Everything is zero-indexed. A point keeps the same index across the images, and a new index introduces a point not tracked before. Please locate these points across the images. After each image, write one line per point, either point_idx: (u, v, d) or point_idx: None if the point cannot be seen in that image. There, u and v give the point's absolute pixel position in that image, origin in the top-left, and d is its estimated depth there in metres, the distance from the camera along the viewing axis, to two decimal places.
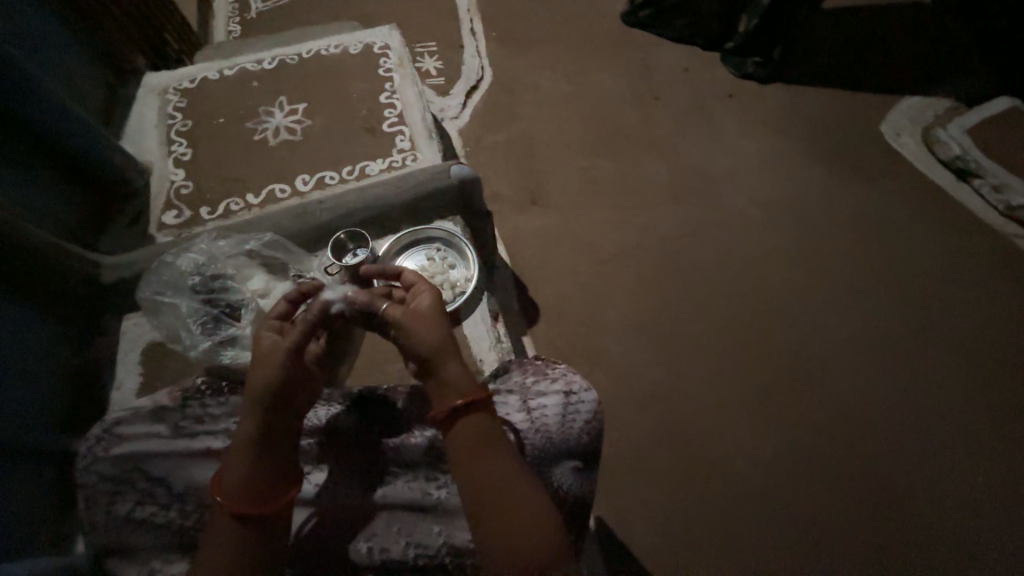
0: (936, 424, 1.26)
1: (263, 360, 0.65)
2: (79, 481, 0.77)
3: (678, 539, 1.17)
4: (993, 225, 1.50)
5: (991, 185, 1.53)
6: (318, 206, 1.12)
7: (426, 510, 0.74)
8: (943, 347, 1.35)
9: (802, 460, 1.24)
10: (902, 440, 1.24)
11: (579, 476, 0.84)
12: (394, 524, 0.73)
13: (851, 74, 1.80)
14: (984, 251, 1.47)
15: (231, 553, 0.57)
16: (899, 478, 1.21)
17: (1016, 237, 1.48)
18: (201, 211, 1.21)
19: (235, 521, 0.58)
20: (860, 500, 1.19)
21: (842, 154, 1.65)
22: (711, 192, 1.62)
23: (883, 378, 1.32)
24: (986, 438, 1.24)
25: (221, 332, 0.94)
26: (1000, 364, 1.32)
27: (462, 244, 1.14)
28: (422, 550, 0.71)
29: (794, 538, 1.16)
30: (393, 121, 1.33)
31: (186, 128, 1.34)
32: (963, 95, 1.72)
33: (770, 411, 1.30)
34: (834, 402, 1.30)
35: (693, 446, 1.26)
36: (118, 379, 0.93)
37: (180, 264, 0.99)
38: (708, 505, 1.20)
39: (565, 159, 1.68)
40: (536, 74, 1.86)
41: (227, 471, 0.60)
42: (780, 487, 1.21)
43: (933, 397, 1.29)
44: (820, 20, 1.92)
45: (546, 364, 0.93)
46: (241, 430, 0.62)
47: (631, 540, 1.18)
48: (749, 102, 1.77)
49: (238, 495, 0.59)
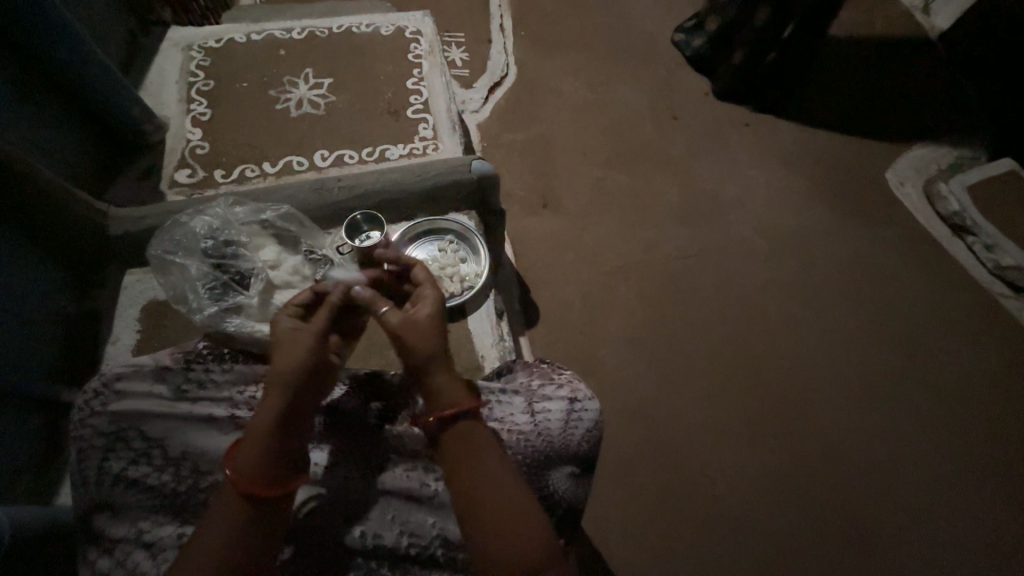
0: (906, 465, 1.32)
1: (287, 347, 0.66)
2: (76, 433, 0.78)
3: (651, 549, 1.21)
4: (979, 281, 1.57)
5: (983, 244, 1.59)
6: (335, 183, 1.15)
7: (422, 500, 0.75)
8: (922, 393, 1.40)
9: (776, 486, 1.28)
10: (872, 477, 1.30)
11: (575, 483, 0.86)
12: (389, 511, 0.74)
13: (865, 118, 1.85)
14: (970, 305, 1.53)
15: (231, 533, 0.58)
16: (866, 512, 1.26)
17: (999, 295, 1.55)
18: (215, 173, 1.22)
19: (243, 500, 0.59)
20: (828, 531, 1.24)
21: (847, 195, 1.70)
22: (717, 216, 1.65)
23: (862, 416, 1.37)
24: (952, 482, 1.30)
25: (228, 299, 0.96)
26: (972, 414, 1.38)
27: (475, 239, 1.17)
28: (414, 540, 0.72)
29: (762, 560, 1.20)
30: (418, 108, 1.34)
31: (207, 87, 1.35)
32: (967, 152, 1.79)
33: (751, 435, 1.34)
34: (812, 433, 1.35)
35: (674, 462, 1.30)
36: (116, 333, 1.00)
37: (195, 226, 1.02)
38: (683, 520, 1.24)
39: (580, 166, 1.70)
40: (560, 79, 1.87)
41: (241, 449, 0.61)
42: (754, 510, 1.25)
43: (907, 439, 1.35)
44: (842, 62, 1.96)
45: (552, 369, 0.95)
46: (259, 414, 0.62)
47: (606, 545, 1.21)
48: (765, 133, 1.81)
49: (251, 475, 0.59)
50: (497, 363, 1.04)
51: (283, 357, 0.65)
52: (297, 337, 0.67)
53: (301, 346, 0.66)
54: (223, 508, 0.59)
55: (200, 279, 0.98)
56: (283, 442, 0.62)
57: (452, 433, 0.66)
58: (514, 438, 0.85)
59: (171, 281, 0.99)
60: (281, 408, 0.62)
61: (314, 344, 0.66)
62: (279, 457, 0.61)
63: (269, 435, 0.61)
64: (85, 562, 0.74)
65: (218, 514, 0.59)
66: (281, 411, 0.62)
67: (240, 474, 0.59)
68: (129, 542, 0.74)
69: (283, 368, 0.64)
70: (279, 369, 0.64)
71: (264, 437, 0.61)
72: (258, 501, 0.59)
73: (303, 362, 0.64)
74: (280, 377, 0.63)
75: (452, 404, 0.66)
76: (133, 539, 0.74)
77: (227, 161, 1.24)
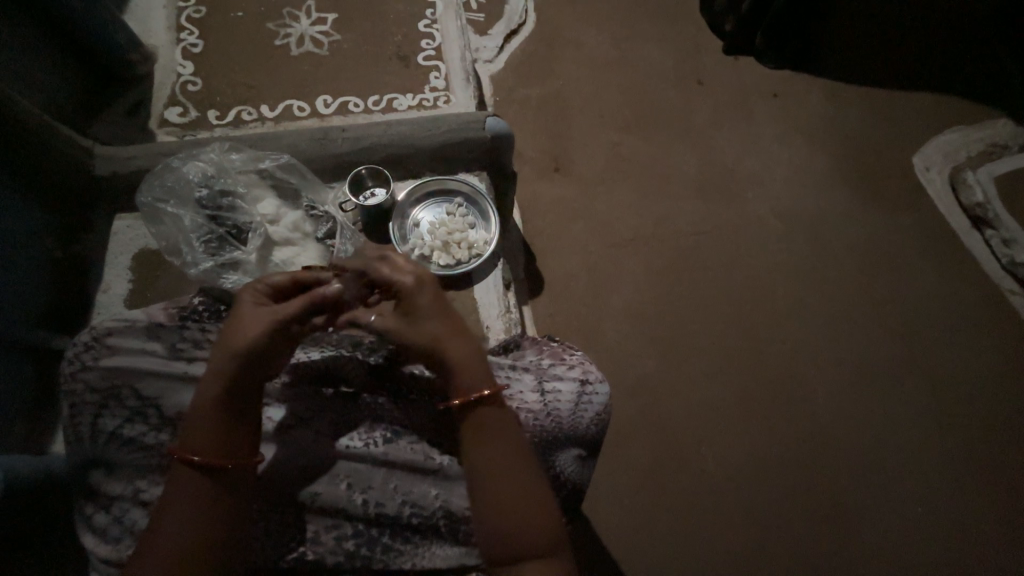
0: (899, 455, 1.31)
1: (246, 320, 0.63)
2: (67, 387, 0.73)
3: (641, 523, 1.21)
4: (992, 277, 1.49)
5: (1001, 238, 1.50)
6: (339, 133, 1.02)
7: (426, 473, 0.70)
8: (923, 390, 1.37)
9: (770, 470, 1.27)
10: (865, 466, 1.29)
11: (580, 465, 0.81)
12: (392, 481, 0.70)
13: (915, 93, 1.68)
14: (984, 302, 1.46)
15: (198, 505, 0.58)
16: (854, 498, 1.26)
17: (1010, 292, 1.48)
18: (207, 114, 1.10)
19: (204, 475, 0.59)
20: (815, 513, 1.25)
21: (880, 178, 1.58)
22: (740, 194, 1.54)
23: (863, 408, 1.34)
24: (941, 475, 1.29)
25: (225, 254, 0.89)
26: (972, 413, 1.35)
27: (486, 204, 1.06)
28: (418, 510, 0.69)
29: (745, 537, 1.22)
30: (429, 54, 1.19)
31: (197, 14, 1.20)
32: (1014, 136, 1.63)
33: (751, 421, 1.31)
34: (813, 421, 1.32)
35: (672, 441, 1.28)
36: (106, 281, 0.93)
37: (187, 172, 0.93)
38: (674, 497, 1.24)
39: (598, 129, 1.57)
40: (583, 29, 1.68)
41: (199, 428, 0.60)
42: (744, 491, 1.25)
43: (904, 433, 1.32)
44: (902, 24, 1.74)
45: (563, 349, 0.89)
46: (205, 393, 0.61)
47: (596, 516, 1.21)
48: (804, 103, 1.65)
49: (209, 446, 0.59)
50: (503, 336, 0.97)
51: (241, 331, 0.62)
52: (260, 312, 0.63)
53: (259, 320, 0.63)
54: (186, 487, 0.58)
55: (194, 231, 0.90)
56: (235, 414, 0.61)
57: (471, 418, 0.65)
58: (521, 417, 0.79)
59: (163, 231, 0.92)
60: (234, 384, 0.61)
61: (272, 322, 0.62)
62: (232, 427, 0.60)
63: (217, 412, 0.60)
64: (82, 517, 0.71)
65: (179, 494, 0.58)
66: (239, 370, 0.61)
67: (193, 447, 0.59)
68: (126, 500, 0.70)
69: (235, 344, 0.61)
70: (235, 344, 0.61)
71: (213, 410, 0.60)
72: (215, 474, 0.59)
73: (260, 338, 0.62)
74: (240, 351, 0.61)
75: (474, 386, 0.65)
76: (130, 497, 0.70)
77: (221, 101, 1.11)
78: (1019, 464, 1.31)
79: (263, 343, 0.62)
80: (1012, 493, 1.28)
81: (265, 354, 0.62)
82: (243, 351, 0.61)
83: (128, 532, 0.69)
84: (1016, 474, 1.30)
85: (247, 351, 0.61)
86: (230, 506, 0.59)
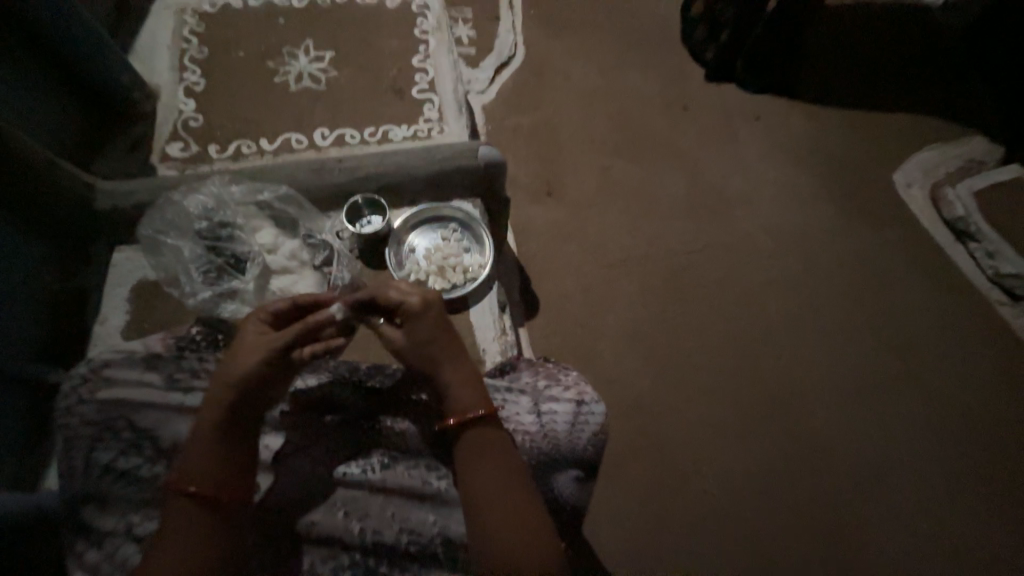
0: (895, 467, 1.31)
1: (246, 348, 0.65)
2: (64, 421, 0.74)
3: (642, 543, 1.20)
4: (978, 288, 1.53)
5: (985, 250, 1.55)
6: (336, 164, 1.06)
7: (423, 498, 0.71)
8: (915, 401, 1.38)
9: (768, 485, 1.27)
10: (862, 478, 1.29)
11: (580, 487, 0.81)
12: (389, 508, 0.70)
13: (886, 114, 1.76)
14: (967, 312, 1.50)
15: (191, 538, 0.58)
16: (853, 512, 1.26)
17: (996, 302, 1.52)
18: (209, 148, 1.15)
19: (198, 505, 0.59)
20: (815, 528, 1.24)
21: (859, 195, 1.64)
22: (726, 213, 1.59)
23: (857, 420, 1.35)
24: (938, 485, 1.30)
25: (223, 284, 0.92)
26: (964, 423, 1.37)
27: (479, 228, 1.10)
28: (415, 538, 0.69)
29: (747, 555, 1.20)
30: (423, 88, 1.26)
31: (201, 55, 1.26)
32: (983, 153, 1.71)
33: (746, 436, 1.32)
34: (808, 434, 1.33)
35: (669, 459, 1.28)
36: (104, 313, 0.94)
37: (188, 206, 0.96)
38: (674, 516, 1.23)
39: (586, 154, 1.63)
40: (569, 61, 1.77)
41: (194, 459, 0.60)
42: (743, 508, 1.25)
43: (898, 444, 1.33)
44: (869, 50, 1.85)
45: (558, 370, 0.90)
46: (201, 423, 0.62)
47: (596, 538, 1.20)
48: (782, 125, 1.73)
49: (204, 477, 0.60)
50: (498, 357, 0.99)
51: (240, 359, 0.64)
52: (261, 341, 0.66)
53: (260, 348, 0.65)
54: (179, 518, 0.59)
55: (193, 262, 0.93)
56: (229, 444, 0.62)
57: (466, 440, 0.67)
58: (518, 439, 0.81)
59: (163, 263, 0.95)
60: (229, 413, 0.62)
61: (272, 349, 0.65)
62: (227, 456, 0.62)
63: (217, 441, 0.62)
64: (72, 554, 0.70)
65: (173, 526, 0.59)
66: (239, 398, 0.63)
67: (187, 478, 0.60)
68: (119, 534, 0.70)
69: (234, 371, 0.63)
70: (235, 372, 0.63)
71: (208, 440, 0.61)
72: (209, 504, 0.60)
73: (259, 365, 0.64)
74: (236, 379, 0.63)
75: (470, 409, 0.67)
76: (123, 532, 0.70)
77: (223, 136, 1.16)
78: (1014, 472, 1.32)
79: (262, 370, 0.64)
80: (1010, 502, 1.29)
81: (264, 381, 0.64)
82: (243, 379, 0.63)
83: (120, 567, 0.69)
84: (1012, 482, 1.31)
85: (247, 379, 0.63)
86: (223, 537, 0.60)
